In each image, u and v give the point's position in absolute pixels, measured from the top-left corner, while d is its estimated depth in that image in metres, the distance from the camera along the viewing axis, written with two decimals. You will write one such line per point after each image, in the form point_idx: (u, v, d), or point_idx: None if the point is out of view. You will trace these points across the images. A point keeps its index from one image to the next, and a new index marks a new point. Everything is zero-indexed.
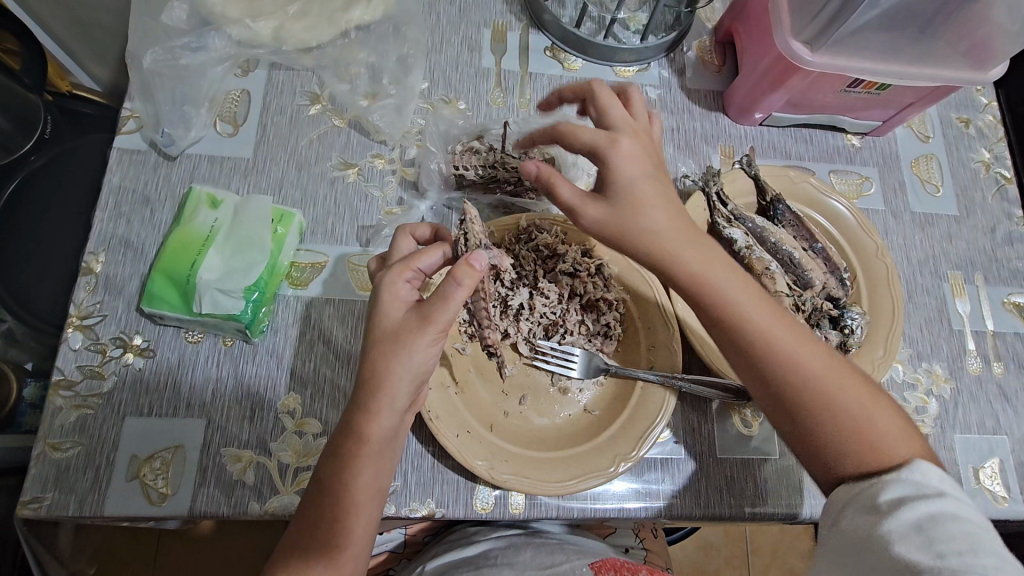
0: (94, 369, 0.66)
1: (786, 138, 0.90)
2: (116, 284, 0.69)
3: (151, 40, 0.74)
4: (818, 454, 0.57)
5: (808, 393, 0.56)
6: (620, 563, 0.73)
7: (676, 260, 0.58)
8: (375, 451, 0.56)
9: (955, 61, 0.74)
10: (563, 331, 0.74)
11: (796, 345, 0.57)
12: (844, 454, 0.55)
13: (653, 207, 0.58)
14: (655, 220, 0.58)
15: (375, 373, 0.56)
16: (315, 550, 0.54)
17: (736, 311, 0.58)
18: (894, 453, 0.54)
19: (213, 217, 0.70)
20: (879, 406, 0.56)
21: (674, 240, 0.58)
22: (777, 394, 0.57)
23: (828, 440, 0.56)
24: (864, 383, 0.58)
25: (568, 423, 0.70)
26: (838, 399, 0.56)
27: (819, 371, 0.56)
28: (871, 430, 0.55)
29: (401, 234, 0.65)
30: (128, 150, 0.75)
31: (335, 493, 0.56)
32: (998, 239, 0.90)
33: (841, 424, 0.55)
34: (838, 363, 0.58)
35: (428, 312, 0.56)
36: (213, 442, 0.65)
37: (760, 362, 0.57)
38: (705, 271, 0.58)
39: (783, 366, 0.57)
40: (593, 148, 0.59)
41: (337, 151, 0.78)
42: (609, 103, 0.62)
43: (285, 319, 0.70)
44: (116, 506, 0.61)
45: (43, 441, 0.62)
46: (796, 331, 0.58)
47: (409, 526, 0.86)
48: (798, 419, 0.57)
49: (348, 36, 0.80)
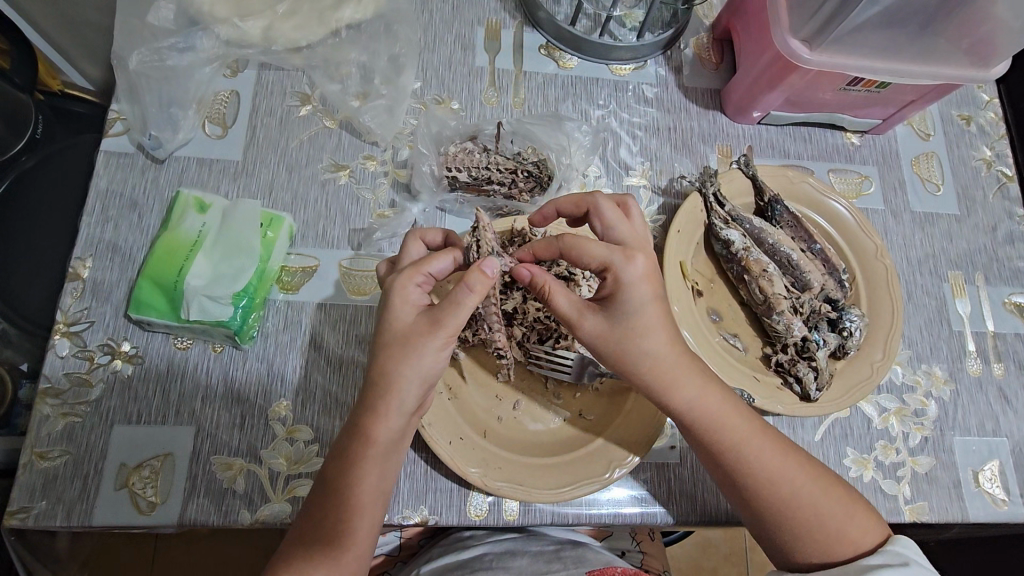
0: (81, 377, 0.65)
1: (784, 136, 0.88)
2: (103, 290, 0.68)
3: (138, 41, 0.73)
4: (780, 544, 0.63)
5: (770, 493, 0.61)
6: (619, 572, 0.72)
7: (659, 372, 0.61)
8: (381, 453, 0.56)
9: (956, 58, 0.73)
10: (556, 336, 0.73)
11: (757, 448, 0.62)
12: (803, 543, 0.62)
13: (648, 326, 0.60)
14: (645, 341, 0.60)
15: (384, 375, 0.55)
16: (318, 552, 0.54)
17: (701, 422, 0.62)
18: (850, 538, 0.61)
19: (201, 221, 0.69)
20: (834, 495, 0.62)
21: (663, 356, 0.61)
22: (742, 496, 0.63)
23: (789, 535, 0.62)
24: (819, 473, 0.63)
25: (563, 428, 0.69)
26: (797, 498, 0.61)
27: (780, 471, 0.62)
28: (829, 522, 0.61)
29: (411, 238, 0.63)
30: (115, 153, 0.74)
31: (338, 494, 0.56)
32: (999, 237, 0.89)
33: (802, 518, 0.61)
34: (796, 458, 0.63)
35: (440, 316, 0.55)
36: (203, 450, 0.64)
37: (725, 466, 0.62)
38: (677, 385, 0.61)
39: (746, 471, 0.62)
40: (603, 264, 0.59)
41: (328, 152, 0.77)
42: (615, 221, 0.62)
43: (275, 325, 0.69)
44: (104, 515, 0.61)
45: (29, 450, 0.62)
46: (756, 432, 0.63)
47: (404, 530, 0.85)
48: (762, 518, 0.62)
49: (339, 36, 0.79)
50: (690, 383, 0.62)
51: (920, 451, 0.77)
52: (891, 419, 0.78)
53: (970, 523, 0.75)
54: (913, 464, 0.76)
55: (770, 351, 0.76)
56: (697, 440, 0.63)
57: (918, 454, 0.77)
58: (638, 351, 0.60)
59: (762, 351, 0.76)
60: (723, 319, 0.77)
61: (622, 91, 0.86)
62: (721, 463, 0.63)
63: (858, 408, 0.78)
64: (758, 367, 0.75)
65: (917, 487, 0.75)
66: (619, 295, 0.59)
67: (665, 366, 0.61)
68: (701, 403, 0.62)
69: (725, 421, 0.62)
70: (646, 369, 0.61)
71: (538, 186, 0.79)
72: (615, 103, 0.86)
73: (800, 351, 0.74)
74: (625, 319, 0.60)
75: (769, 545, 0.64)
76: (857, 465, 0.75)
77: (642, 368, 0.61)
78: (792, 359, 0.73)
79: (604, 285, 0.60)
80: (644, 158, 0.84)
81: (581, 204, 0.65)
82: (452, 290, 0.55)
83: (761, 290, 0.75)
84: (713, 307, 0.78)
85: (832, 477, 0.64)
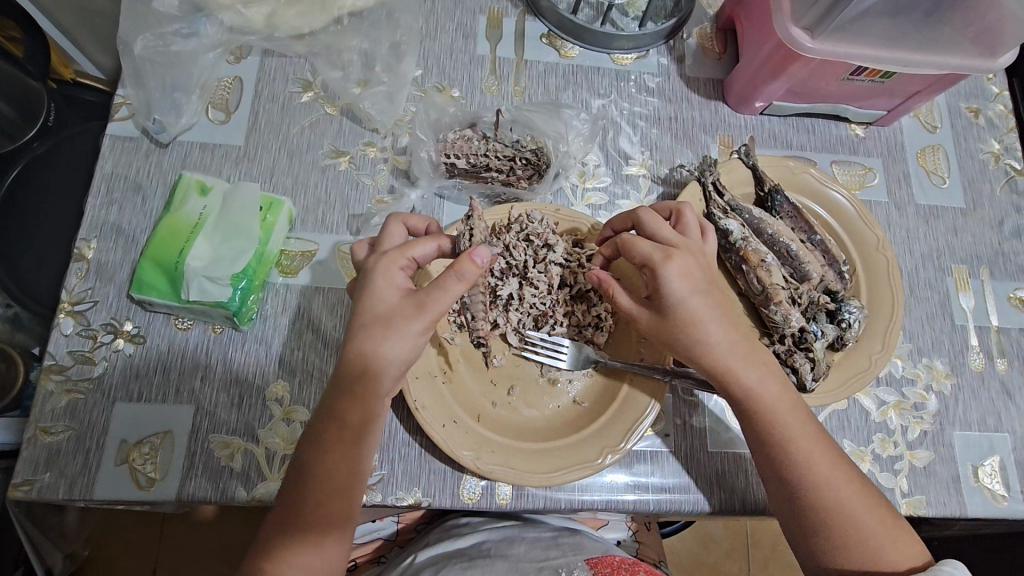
0: (85, 355, 0.67)
1: (787, 127, 0.88)
2: (107, 271, 0.70)
3: (143, 26, 0.74)
4: (813, 551, 0.61)
5: (816, 495, 0.60)
6: (617, 560, 0.72)
7: (715, 360, 0.62)
8: (352, 433, 0.58)
9: (963, 47, 0.72)
10: (552, 322, 0.73)
11: (809, 448, 0.61)
12: (838, 553, 0.59)
13: (705, 317, 0.61)
14: (706, 329, 0.61)
15: (364, 355, 0.57)
16: (297, 536, 0.55)
17: (760, 409, 0.62)
18: (887, 558, 0.59)
19: (202, 204, 0.70)
20: (878, 513, 0.60)
21: (728, 344, 0.62)
22: (786, 492, 0.61)
23: (823, 540, 0.60)
24: (865, 487, 0.62)
25: (557, 415, 0.69)
26: (843, 506, 0.60)
27: (828, 475, 0.61)
28: (868, 537, 0.59)
29: (391, 222, 0.64)
30: (120, 137, 0.75)
31: (315, 476, 0.57)
32: (1005, 232, 0.88)
33: (844, 528, 0.59)
34: (844, 468, 0.62)
35: (423, 301, 0.57)
36: (202, 428, 0.65)
37: (776, 458, 0.62)
38: (735, 372, 0.62)
39: (797, 466, 0.61)
40: (645, 262, 0.61)
41: (329, 139, 0.78)
42: (659, 228, 0.64)
43: (274, 308, 0.70)
44: (105, 490, 0.62)
45: (34, 425, 0.63)
46: (811, 433, 0.62)
47: (401, 515, 0.86)
48: (801, 519, 0.61)
49: (341, 23, 0.80)
50: (752, 370, 0.62)
51: (918, 445, 0.76)
52: (890, 413, 0.77)
53: (969, 519, 0.74)
54: (911, 458, 0.75)
55: (767, 342, 0.76)
56: (751, 429, 0.63)
57: (916, 448, 0.76)
58: (694, 341, 0.61)
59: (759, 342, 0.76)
60: None
61: (623, 81, 0.86)
62: (773, 455, 0.62)
63: (856, 401, 0.77)
64: None
65: (914, 481, 0.74)
66: (660, 291, 0.61)
67: (723, 353, 0.62)
68: (761, 391, 0.62)
69: (781, 415, 0.62)
70: (705, 357, 0.62)
71: (536, 173, 0.79)
72: (616, 93, 0.85)
73: (797, 342, 0.73)
74: (681, 311, 0.61)
75: (800, 551, 0.62)
76: (854, 458, 0.75)
77: (702, 355, 0.62)
78: (789, 349, 0.73)
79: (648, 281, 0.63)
80: (645, 148, 0.83)
81: (629, 219, 0.68)
82: (439, 275, 0.57)
83: (759, 281, 0.75)
84: None
85: (871, 492, 0.63)
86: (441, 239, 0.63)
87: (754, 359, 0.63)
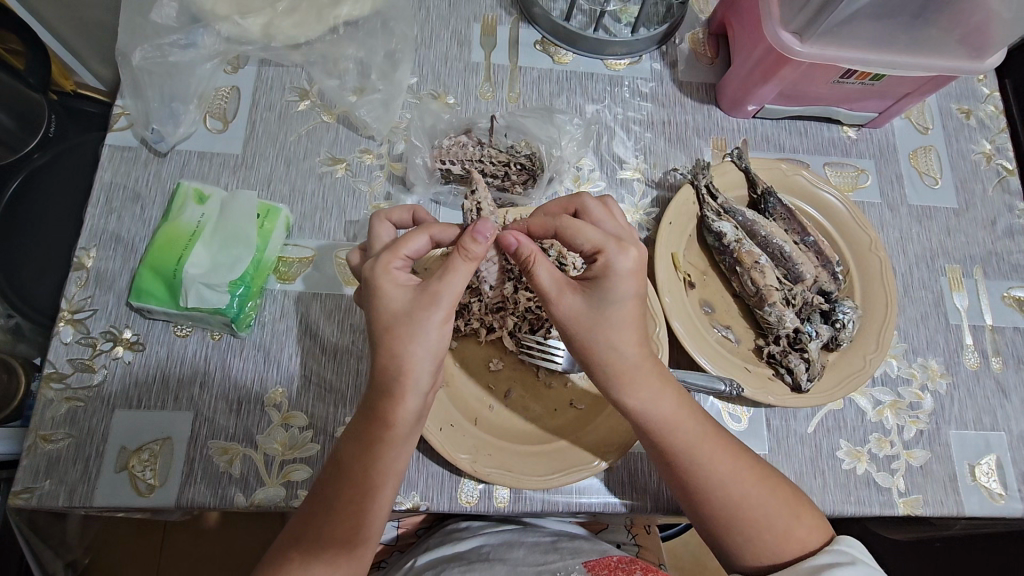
0: (84, 362, 0.67)
1: (779, 130, 0.88)
2: (106, 279, 0.71)
3: (140, 38, 0.75)
4: (726, 548, 0.61)
5: (718, 494, 0.60)
6: (615, 561, 0.68)
7: (618, 368, 0.60)
8: (396, 437, 0.57)
9: (951, 49, 0.73)
10: (547, 326, 0.74)
11: (706, 450, 0.61)
12: (753, 545, 0.60)
13: (622, 319, 0.59)
14: (615, 334, 0.59)
15: (396, 355, 0.55)
16: (325, 535, 0.56)
17: (657, 425, 0.61)
18: (797, 538, 0.59)
19: (199, 212, 0.71)
20: (782, 498, 0.61)
21: (637, 351, 0.60)
22: (689, 495, 0.62)
23: (731, 538, 0.61)
24: (768, 474, 0.62)
25: (550, 418, 0.69)
26: (746, 497, 0.60)
27: (727, 472, 0.60)
28: (777, 522, 0.59)
29: (378, 220, 0.65)
30: (119, 148, 0.76)
31: (347, 475, 0.57)
32: (998, 231, 0.88)
33: (750, 520, 0.60)
34: (744, 459, 0.62)
35: (436, 290, 0.56)
36: (201, 433, 0.65)
37: (678, 466, 0.61)
38: (633, 383, 0.60)
39: (695, 472, 0.61)
40: (596, 249, 0.59)
41: (326, 147, 0.79)
42: (604, 218, 0.65)
43: (272, 314, 0.71)
44: (105, 498, 0.62)
45: (34, 433, 0.64)
46: (707, 434, 0.62)
47: (401, 520, 0.84)
48: (707, 516, 0.61)
49: (337, 32, 0.81)
50: (649, 383, 0.61)
51: (915, 444, 0.76)
52: (886, 412, 0.77)
53: (966, 518, 0.74)
54: (908, 458, 0.75)
55: (762, 343, 0.76)
56: (648, 441, 0.62)
57: (913, 447, 0.76)
58: (601, 341, 0.59)
59: (754, 343, 0.76)
60: (715, 311, 0.78)
61: (617, 86, 0.87)
62: (672, 460, 0.61)
63: (852, 400, 0.78)
64: (750, 359, 0.75)
65: (911, 480, 0.74)
66: (607, 280, 0.59)
67: (623, 360, 0.60)
68: (656, 404, 0.61)
69: (680, 421, 0.61)
70: (612, 363, 0.60)
71: (531, 178, 0.80)
72: (610, 98, 0.86)
73: (792, 342, 0.74)
74: (604, 306, 0.59)
75: (718, 552, 0.63)
76: (851, 457, 0.75)
77: (608, 362, 0.60)
78: (784, 350, 0.73)
79: (591, 269, 0.60)
80: (639, 152, 0.84)
81: (569, 206, 0.66)
82: (449, 261, 0.56)
83: (753, 282, 0.75)
84: (705, 300, 0.78)
85: (778, 478, 0.62)
86: (428, 230, 0.62)
87: (646, 367, 0.61)
